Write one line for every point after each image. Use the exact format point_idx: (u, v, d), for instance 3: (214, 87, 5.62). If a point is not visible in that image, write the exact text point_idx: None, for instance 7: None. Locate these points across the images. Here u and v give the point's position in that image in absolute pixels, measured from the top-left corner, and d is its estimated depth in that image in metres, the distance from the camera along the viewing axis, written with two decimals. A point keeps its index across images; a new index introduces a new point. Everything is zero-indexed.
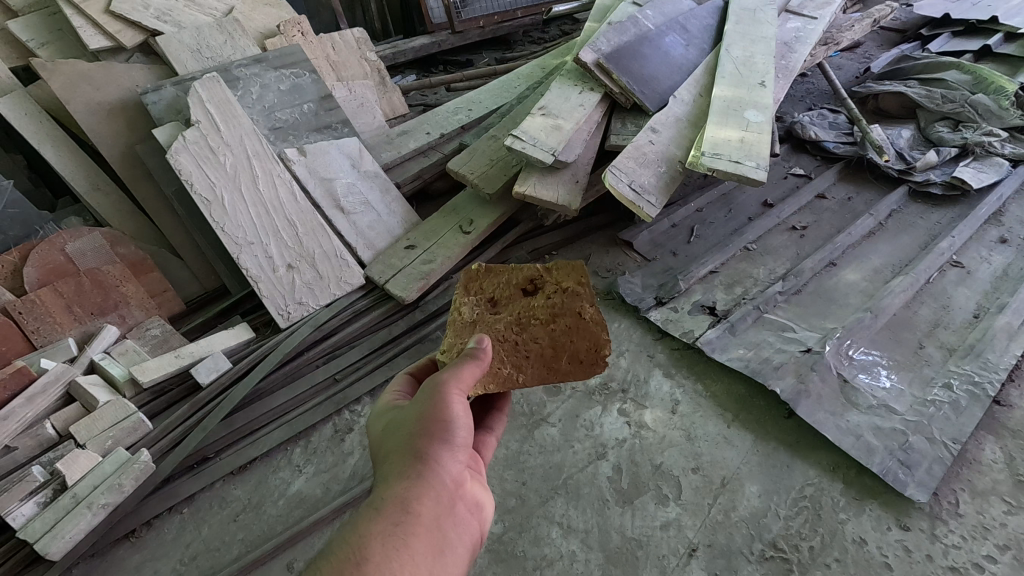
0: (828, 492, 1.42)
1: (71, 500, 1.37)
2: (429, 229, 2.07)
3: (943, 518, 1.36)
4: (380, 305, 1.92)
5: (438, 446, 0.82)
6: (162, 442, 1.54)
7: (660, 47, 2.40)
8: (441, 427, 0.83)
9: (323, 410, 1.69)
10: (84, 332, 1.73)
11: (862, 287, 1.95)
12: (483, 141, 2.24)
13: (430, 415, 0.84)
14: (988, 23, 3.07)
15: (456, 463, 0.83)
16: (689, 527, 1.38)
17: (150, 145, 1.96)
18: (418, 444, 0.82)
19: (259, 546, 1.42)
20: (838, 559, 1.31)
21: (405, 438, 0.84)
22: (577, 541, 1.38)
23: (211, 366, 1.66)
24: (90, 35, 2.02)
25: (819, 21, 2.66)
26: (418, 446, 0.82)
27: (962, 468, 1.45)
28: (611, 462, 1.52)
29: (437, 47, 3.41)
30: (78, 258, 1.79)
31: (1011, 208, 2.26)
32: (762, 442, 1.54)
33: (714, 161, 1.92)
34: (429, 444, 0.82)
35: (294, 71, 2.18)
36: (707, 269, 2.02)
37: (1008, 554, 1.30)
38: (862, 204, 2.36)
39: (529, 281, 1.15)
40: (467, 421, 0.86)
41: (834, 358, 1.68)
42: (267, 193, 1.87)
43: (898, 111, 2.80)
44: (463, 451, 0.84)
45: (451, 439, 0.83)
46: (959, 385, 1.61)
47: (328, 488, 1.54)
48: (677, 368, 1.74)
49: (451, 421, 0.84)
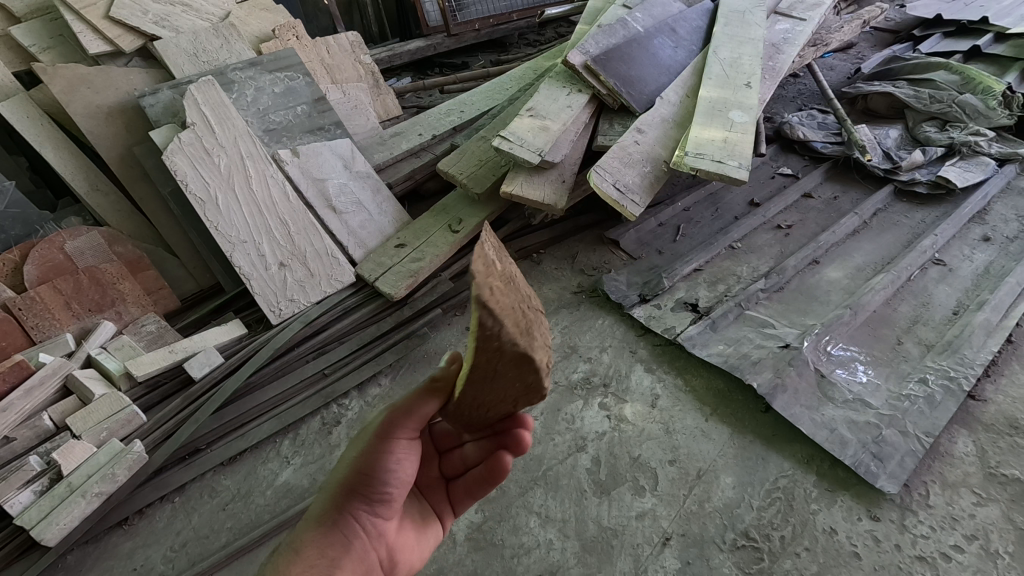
0: (801, 484, 1.46)
1: (66, 489, 1.42)
2: (419, 228, 2.12)
3: (912, 509, 1.39)
4: (369, 302, 1.96)
5: (366, 496, 0.87)
6: (155, 433, 1.59)
7: (649, 49, 2.44)
8: (371, 480, 0.87)
9: (311, 404, 1.74)
10: (82, 327, 1.78)
11: (844, 285, 1.98)
12: (473, 142, 2.29)
13: (363, 465, 0.87)
14: (979, 23, 3.09)
15: (377, 513, 0.89)
16: (664, 516, 1.42)
17: (147, 147, 2.01)
18: (346, 494, 0.86)
19: (246, 534, 1.47)
20: (808, 548, 1.34)
21: (333, 484, 0.87)
22: (554, 530, 1.42)
23: (204, 361, 1.71)
24: (90, 40, 2.07)
25: (808, 23, 2.68)
26: (344, 495, 0.86)
27: (934, 460, 1.48)
28: (590, 454, 1.56)
29: (433, 50, 3.47)
30: (77, 257, 1.85)
31: (995, 207, 2.28)
32: (739, 435, 1.57)
33: (698, 160, 1.96)
34: (355, 494, 0.87)
35: (288, 74, 2.23)
36: (691, 267, 2.05)
37: (974, 544, 1.32)
38: (848, 203, 2.39)
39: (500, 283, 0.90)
40: (399, 476, 0.89)
41: (813, 353, 1.71)
42: (260, 193, 1.92)
43: (887, 112, 2.82)
44: (388, 501, 0.90)
45: (381, 489, 0.87)
46: (935, 379, 1.63)
47: (315, 479, 1.59)
48: (659, 364, 1.78)
49: (383, 473, 0.87)
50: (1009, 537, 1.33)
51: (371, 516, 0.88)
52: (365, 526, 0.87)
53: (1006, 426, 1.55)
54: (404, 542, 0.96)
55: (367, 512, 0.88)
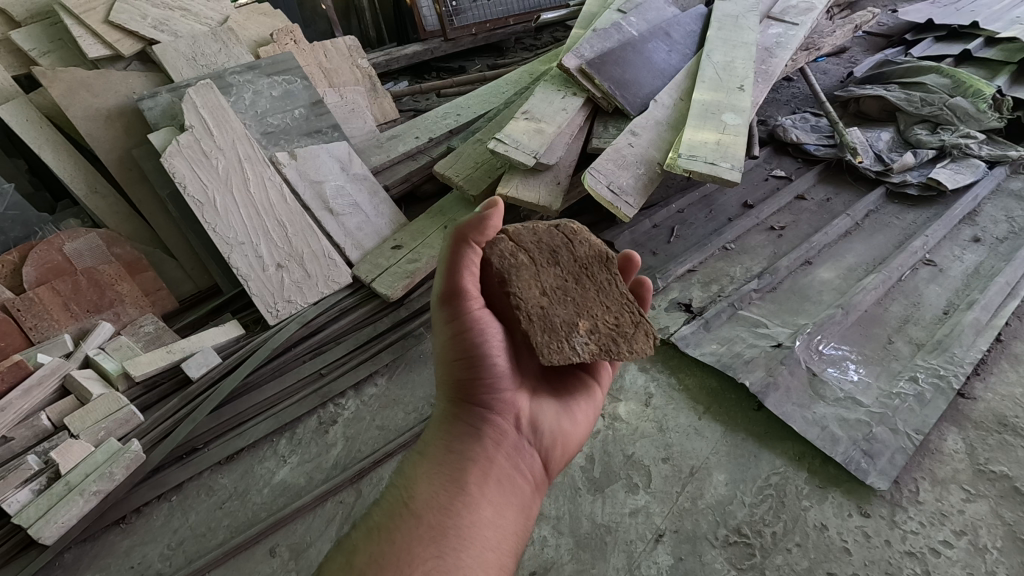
0: (792, 481, 1.47)
1: (64, 487, 1.43)
2: (415, 230, 2.13)
3: (902, 505, 1.41)
4: (366, 302, 1.99)
5: (479, 387, 0.98)
6: (153, 433, 1.61)
7: (643, 53, 2.47)
8: (476, 371, 0.97)
9: (308, 404, 1.75)
10: (80, 328, 1.79)
11: (836, 285, 2.00)
12: (469, 145, 2.31)
13: (463, 358, 0.97)
14: (970, 28, 3.13)
15: (497, 397, 0.99)
16: (657, 513, 1.43)
17: (146, 149, 2.03)
18: (460, 391, 0.98)
19: (242, 532, 1.48)
20: (799, 544, 1.36)
21: (447, 387, 1.00)
22: (548, 527, 1.43)
23: (201, 361, 1.73)
24: (89, 44, 2.09)
25: (801, 27, 2.71)
26: (459, 393, 0.98)
27: (924, 457, 1.50)
28: (584, 452, 1.57)
29: (430, 54, 3.50)
30: (75, 258, 1.86)
31: (986, 208, 2.31)
32: (731, 433, 1.59)
33: (691, 162, 1.98)
34: (470, 389, 0.98)
35: (286, 77, 2.25)
36: (685, 268, 2.07)
37: (964, 539, 1.34)
38: (840, 204, 2.42)
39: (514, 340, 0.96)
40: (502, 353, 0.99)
41: (805, 352, 1.73)
42: (258, 195, 1.94)
43: (879, 114, 2.85)
44: (503, 384, 0.99)
45: (487, 379, 0.97)
46: (924, 378, 1.65)
47: (311, 477, 1.60)
48: (652, 363, 1.80)
49: (484, 360, 0.97)
50: (997, 532, 1.35)
51: (495, 404, 0.98)
52: (492, 417, 0.97)
53: (995, 423, 1.57)
54: (547, 426, 1.05)
55: (488, 402, 0.98)
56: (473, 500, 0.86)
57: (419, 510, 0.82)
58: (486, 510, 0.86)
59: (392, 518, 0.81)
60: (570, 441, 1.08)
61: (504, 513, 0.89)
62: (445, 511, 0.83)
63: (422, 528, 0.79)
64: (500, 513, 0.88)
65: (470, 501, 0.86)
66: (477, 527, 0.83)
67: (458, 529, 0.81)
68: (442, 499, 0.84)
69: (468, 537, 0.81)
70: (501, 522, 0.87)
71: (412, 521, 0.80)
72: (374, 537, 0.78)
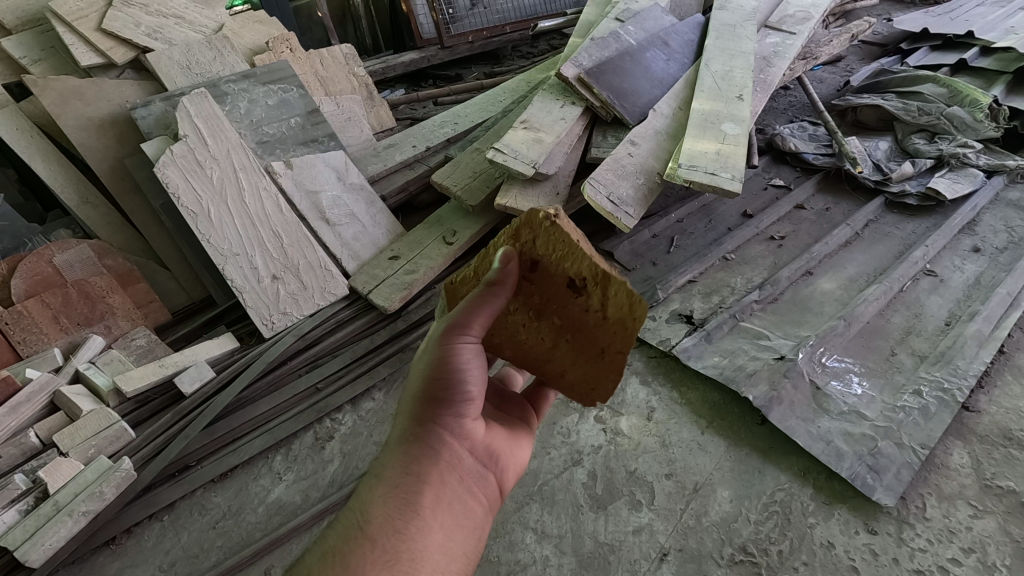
0: (798, 497, 1.45)
1: (52, 508, 1.39)
2: (412, 240, 2.10)
3: (909, 522, 1.39)
4: (363, 314, 1.96)
5: (444, 406, 0.89)
6: (144, 450, 1.57)
7: (642, 62, 2.46)
8: (444, 390, 0.89)
9: (303, 419, 1.72)
10: (70, 342, 1.76)
11: (837, 296, 1.99)
12: (468, 154, 2.29)
13: (432, 374, 0.89)
14: (965, 37, 3.14)
15: (462, 418, 0.90)
16: (661, 531, 1.41)
17: (139, 159, 2.00)
18: (424, 408, 0.88)
19: (236, 553, 1.44)
20: (806, 563, 1.33)
21: (411, 403, 0.90)
22: (550, 546, 1.40)
23: (195, 376, 1.69)
24: (81, 52, 2.05)
25: (798, 36, 2.71)
26: (423, 410, 0.88)
27: (930, 473, 1.48)
28: (586, 468, 1.55)
29: (426, 62, 3.48)
30: (65, 270, 1.82)
31: (985, 218, 2.31)
32: (735, 448, 1.57)
33: (691, 172, 1.97)
34: (433, 407, 0.89)
35: (282, 86, 2.22)
36: (685, 278, 2.06)
37: (972, 557, 1.32)
38: (839, 214, 2.41)
39: (582, 279, 0.95)
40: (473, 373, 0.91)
41: (808, 365, 1.71)
42: (253, 206, 1.91)
43: (877, 123, 2.85)
44: (469, 406, 0.91)
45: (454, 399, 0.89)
46: (929, 391, 1.63)
47: (307, 495, 1.56)
48: (654, 376, 1.78)
49: (454, 381, 0.89)
50: (1005, 550, 1.33)
51: (458, 426, 0.90)
52: (454, 439, 0.89)
53: (1000, 437, 1.55)
54: (502, 452, 0.98)
55: (450, 423, 0.89)
56: (426, 525, 0.79)
57: (373, 534, 0.76)
58: (438, 533, 0.80)
59: (345, 544, 0.75)
60: (520, 462, 1.03)
61: (457, 536, 0.82)
62: (399, 535, 0.77)
63: (376, 553, 0.74)
64: (453, 536, 0.82)
65: (423, 527, 0.79)
66: (430, 552, 0.77)
67: (411, 554, 0.76)
68: (396, 523, 0.78)
69: (420, 563, 0.76)
70: (454, 546, 0.81)
71: (366, 545, 0.74)
72: (324, 565, 0.73)
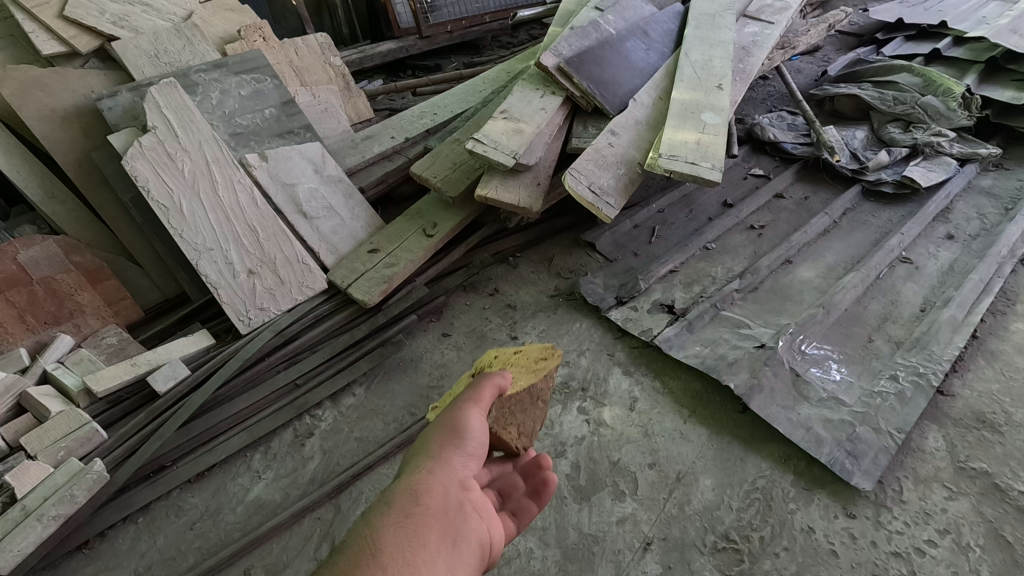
0: (779, 484, 1.46)
1: (20, 513, 1.33)
2: (391, 233, 2.08)
3: (887, 505, 1.41)
4: (342, 309, 1.92)
5: (454, 452, 0.84)
6: (117, 451, 1.52)
7: (622, 51, 2.45)
8: (458, 434, 0.86)
9: (282, 416, 1.69)
10: (37, 341, 1.69)
11: (816, 284, 2.01)
12: (447, 145, 2.26)
13: (447, 424, 0.88)
14: (939, 27, 3.17)
15: (468, 467, 0.85)
16: (644, 521, 1.41)
17: (106, 151, 1.94)
18: (436, 448, 0.84)
19: (214, 554, 1.41)
20: (787, 548, 1.35)
21: (422, 449, 0.85)
22: (534, 538, 1.40)
23: (169, 374, 1.64)
24: (43, 40, 1.97)
25: (776, 26, 2.71)
26: (434, 450, 0.84)
27: (906, 456, 1.50)
28: (569, 460, 1.55)
29: (404, 52, 3.42)
30: (31, 267, 1.74)
31: (958, 206, 2.35)
32: (717, 436, 1.58)
33: (671, 162, 1.96)
34: (445, 446, 0.85)
35: (255, 76, 2.16)
36: (667, 268, 2.06)
37: (947, 538, 1.35)
38: (818, 202, 2.44)
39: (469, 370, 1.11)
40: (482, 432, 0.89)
41: (787, 353, 1.72)
42: (227, 199, 1.86)
43: (853, 113, 2.88)
44: (474, 459, 0.86)
45: (465, 447, 0.85)
46: (904, 376, 1.66)
47: (287, 493, 1.54)
48: (636, 366, 1.78)
49: (469, 434, 0.87)
50: (979, 530, 1.36)
51: (465, 474, 0.84)
52: (460, 483, 0.82)
53: (973, 419, 1.58)
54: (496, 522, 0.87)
55: (458, 468, 0.83)
56: (431, 558, 0.70)
57: (384, 559, 0.66)
58: (441, 568, 0.70)
59: (354, 563, 0.64)
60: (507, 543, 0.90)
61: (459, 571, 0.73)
62: (408, 565, 0.67)
63: None
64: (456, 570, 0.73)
65: (430, 557, 0.70)
66: None
67: None
68: (406, 552, 0.68)
69: None
70: None
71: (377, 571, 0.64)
72: None
